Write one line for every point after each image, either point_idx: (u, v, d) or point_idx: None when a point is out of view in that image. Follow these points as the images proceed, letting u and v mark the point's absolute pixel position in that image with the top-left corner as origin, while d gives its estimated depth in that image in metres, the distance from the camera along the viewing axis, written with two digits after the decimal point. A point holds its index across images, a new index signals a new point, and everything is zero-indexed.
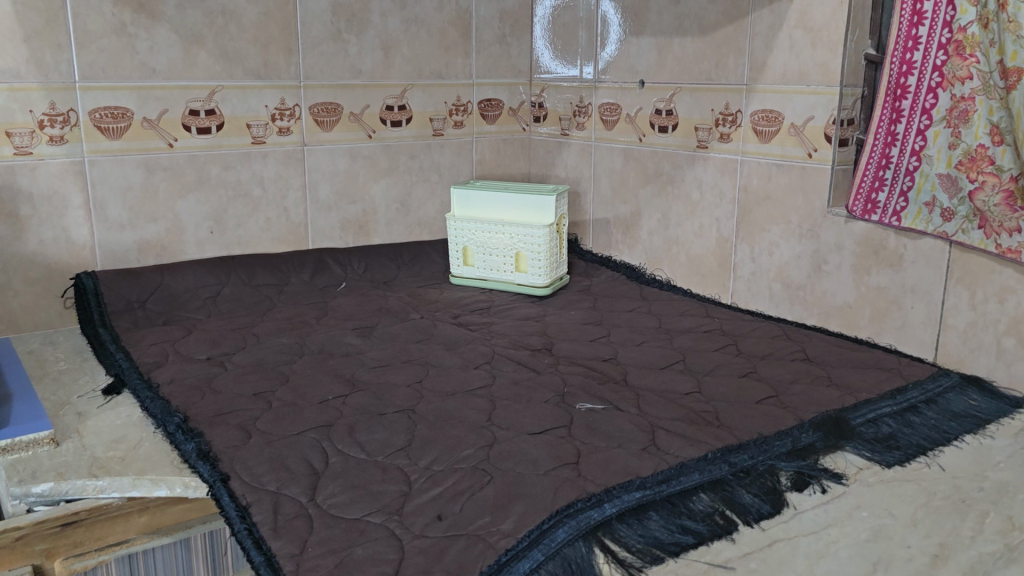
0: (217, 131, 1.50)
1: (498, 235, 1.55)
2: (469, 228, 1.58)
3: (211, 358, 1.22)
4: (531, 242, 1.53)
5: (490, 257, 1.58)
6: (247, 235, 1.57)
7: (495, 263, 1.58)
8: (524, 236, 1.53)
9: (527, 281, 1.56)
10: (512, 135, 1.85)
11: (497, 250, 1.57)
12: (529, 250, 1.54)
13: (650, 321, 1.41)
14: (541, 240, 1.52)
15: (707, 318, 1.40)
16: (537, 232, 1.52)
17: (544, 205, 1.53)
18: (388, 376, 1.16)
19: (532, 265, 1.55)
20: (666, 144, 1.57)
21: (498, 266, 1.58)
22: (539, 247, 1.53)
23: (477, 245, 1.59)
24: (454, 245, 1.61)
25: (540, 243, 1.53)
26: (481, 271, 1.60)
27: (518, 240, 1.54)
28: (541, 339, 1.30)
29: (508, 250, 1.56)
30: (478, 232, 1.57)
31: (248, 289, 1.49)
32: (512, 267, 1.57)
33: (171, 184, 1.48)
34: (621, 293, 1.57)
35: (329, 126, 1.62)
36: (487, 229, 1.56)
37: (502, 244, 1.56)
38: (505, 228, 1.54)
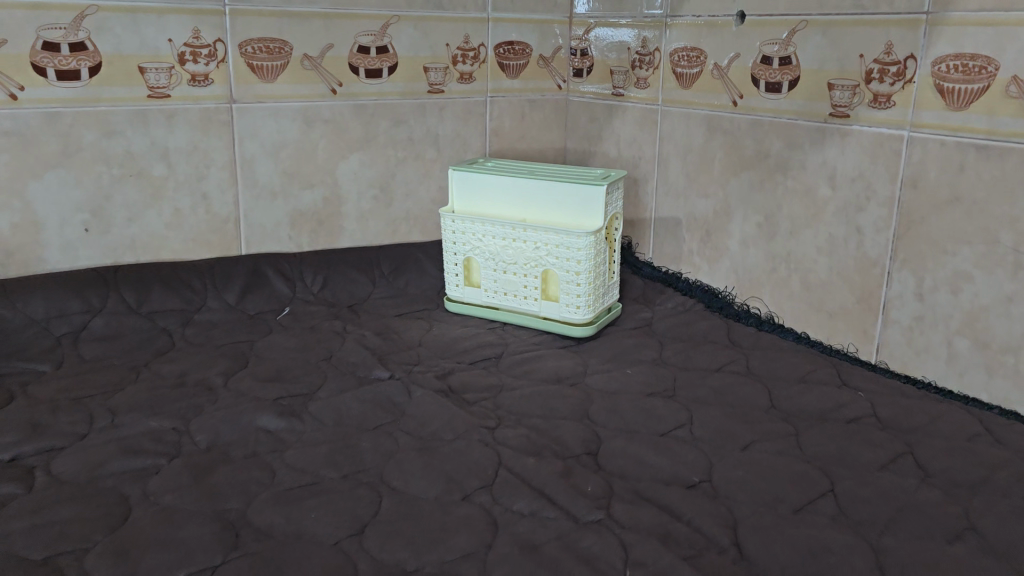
0: (90, 78, 0.98)
1: (517, 242, 1.03)
2: (472, 230, 1.06)
3: (14, 463, 0.72)
4: (569, 255, 1.00)
5: (503, 276, 1.06)
6: (145, 235, 1.06)
7: (510, 284, 1.05)
8: (559, 245, 1.00)
9: (559, 314, 1.04)
10: (542, 95, 1.31)
11: (514, 265, 1.04)
12: (564, 268, 1.01)
13: (754, 397, 0.88)
14: (585, 252, 0.99)
15: (847, 396, 0.87)
16: (578, 239, 0.99)
17: (594, 199, 1.01)
18: (304, 521, 0.64)
19: (567, 291, 1.02)
20: (778, 110, 1.02)
21: (514, 289, 1.05)
22: (580, 264, 1.00)
23: (484, 257, 1.06)
24: (448, 255, 1.09)
25: (583, 258, 1.00)
26: (489, 296, 1.08)
27: (548, 250, 1.01)
28: (579, 434, 0.78)
29: (532, 266, 1.03)
30: (485, 237, 1.05)
31: (134, 320, 0.99)
32: (536, 291, 1.04)
33: (17, 157, 0.96)
34: (699, 337, 1.04)
35: (271, 75, 1.09)
36: (499, 232, 1.04)
37: (523, 255, 1.03)
38: (527, 231, 1.02)
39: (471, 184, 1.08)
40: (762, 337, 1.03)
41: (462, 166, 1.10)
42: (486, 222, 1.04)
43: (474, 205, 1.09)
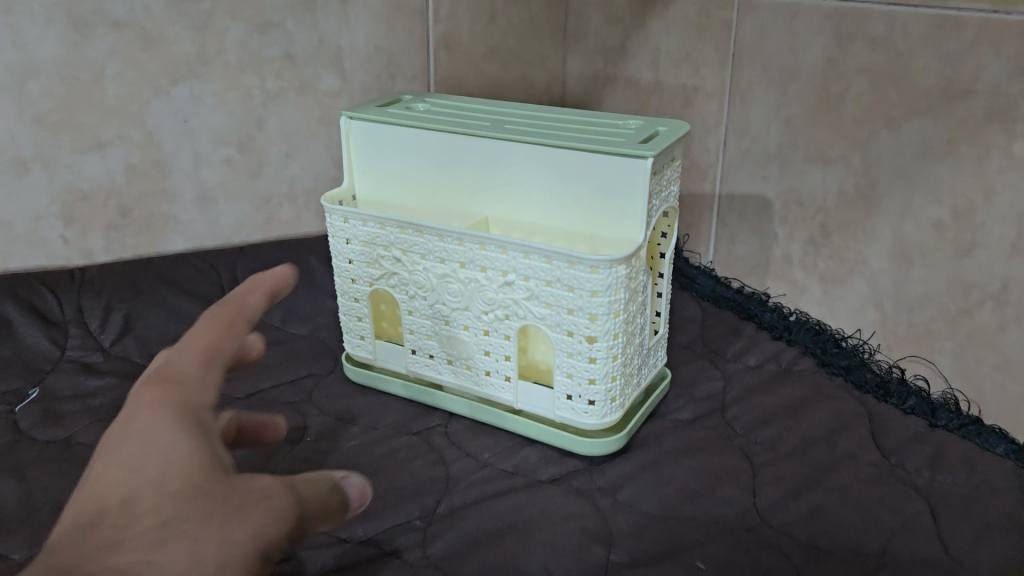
0: None
1: (469, 268, 0.51)
2: (383, 239, 0.54)
3: None
4: (572, 303, 0.49)
5: (445, 329, 0.55)
6: None
7: (458, 344, 0.55)
8: (552, 281, 0.49)
9: (551, 409, 0.53)
10: None
11: (466, 311, 0.53)
12: (561, 325, 0.50)
13: None
14: (606, 299, 0.48)
15: None
16: (592, 273, 0.47)
17: (626, 183, 0.49)
18: None
19: (568, 370, 0.51)
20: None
21: (467, 355, 0.55)
22: (595, 320, 0.49)
23: (408, 291, 0.55)
24: (345, 281, 0.58)
25: (600, 310, 0.48)
26: (421, 361, 0.57)
27: (528, 288, 0.50)
28: None
29: (498, 315, 0.52)
30: (408, 254, 0.53)
31: None
32: (507, 362, 0.53)
33: None
34: (820, 449, 0.54)
35: None
36: (434, 246, 0.52)
37: (481, 295, 0.52)
38: (489, 251, 0.50)
39: (389, 145, 0.57)
40: (944, 451, 0.53)
41: (373, 108, 0.58)
42: (409, 226, 0.52)
43: (396, 185, 0.58)
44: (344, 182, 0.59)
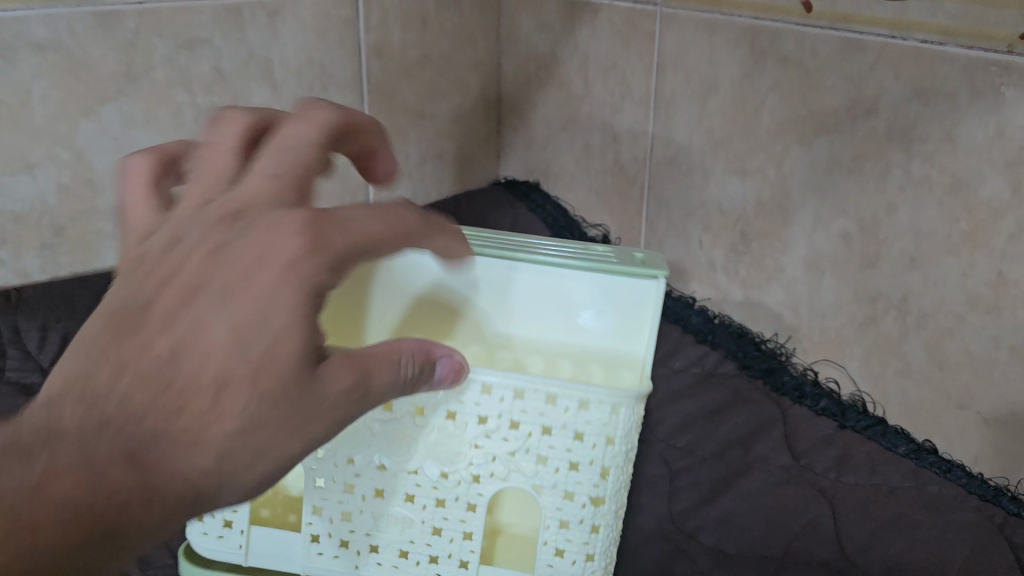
0: None
1: (423, 421, 0.41)
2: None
3: None
4: (557, 457, 0.40)
5: (385, 504, 0.42)
6: None
7: (407, 524, 0.42)
8: (536, 431, 0.40)
9: (532, 573, 0.43)
10: None
11: (414, 478, 0.41)
12: (540, 484, 0.41)
13: None
14: (604, 447, 0.40)
15: None
16: (582, 410, 0.39)
17: (627, 297, 0.47)
18: None
19: (553, 541, 0.41)
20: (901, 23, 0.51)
21: (415, 534, 0.42)
22: (581, 473, 0.40)
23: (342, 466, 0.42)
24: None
25: (588, 460, 0.40)
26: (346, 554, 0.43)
27: (497, 447, 0.40)
28: None
29: (459, 479, 0.41)
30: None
31: None
32: (467, 541, 0.42)
33: None
34: (734, 453, 0.57)
35: None
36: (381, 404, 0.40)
37: (440, 459, 0.41)
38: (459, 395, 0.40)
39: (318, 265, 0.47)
40: (849, 453, 0.56)
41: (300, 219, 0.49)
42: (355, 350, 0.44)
43: None
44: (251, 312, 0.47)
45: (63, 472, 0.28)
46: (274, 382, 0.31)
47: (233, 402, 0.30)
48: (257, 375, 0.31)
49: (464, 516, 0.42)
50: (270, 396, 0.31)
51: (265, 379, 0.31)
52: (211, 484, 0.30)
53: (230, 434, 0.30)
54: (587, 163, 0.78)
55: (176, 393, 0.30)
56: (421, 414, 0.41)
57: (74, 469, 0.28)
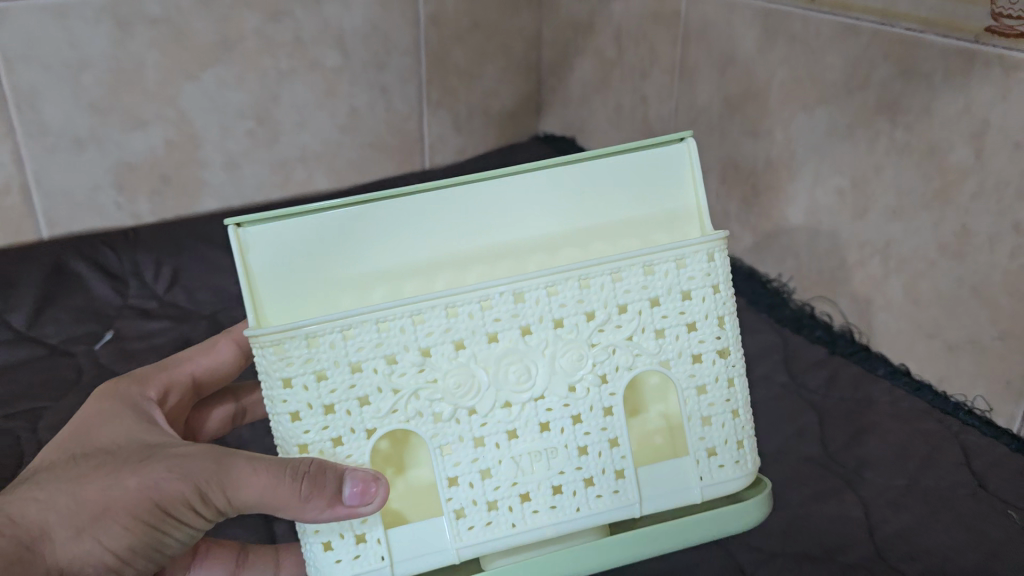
0: None
1: (496, 343, 0.40)
2: (386, 344, 0.39)
3: None
4: (674, 325, 0.42)
5: (493, 449, 0.41)
6: None
7: (538, 458, 0.41)
8: (645, 307, 0.41)
9: (693, 483, 0.43)
10: None
11: (503, 408, 0.41)
12: (668, 360, 0.42)
13: (847, 529, 0.53)
14: (713, 296, 0.42)
15: (995, 532, 0.53)
16: (681, 267, 0.41)
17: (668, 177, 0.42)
18: None
19: (699, 413, 0.43)
20: (892, 11, 0.61)
21: (540, 476, 0.41)
22: (700, 333, 0.42)
23: (429, 413, 0.40)
24: (294, 438, 0.40)
25: (707, 315, 0.42)
26: (458, 526, 0.41)
27: (614, 336, 0.41)
28: None
29: (588, 387, 0.41)
30: (401, 355, 0.39)
31: None
32: (615, 450, 0.42)
33: None
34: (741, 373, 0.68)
35: None
36: (406, 335, 0.39)
37: (510, 382, 0.40)
38: (489, 307, 0.40)
39: (317, 237, 0.39)
40: (838, 373, 0.67)
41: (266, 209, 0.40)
42: (398, 306, 0.39)
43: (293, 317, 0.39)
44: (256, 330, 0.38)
45: (61, 500, 0.42)
46: (210, 473, 0.43)
47: (166, 470, 0.43)
48: (203, 448, 0.44)
49: (604, 424, 0.42)
50: (201, 488, 0.43)
51: (198, 474, 0.43)
52: (148, 537, 0.44)
53: (154, 501, 0.43)
54: (618, 122, 0.88)
55: (118, 479, 0.43)
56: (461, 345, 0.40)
57: (35, 500, 0.42)
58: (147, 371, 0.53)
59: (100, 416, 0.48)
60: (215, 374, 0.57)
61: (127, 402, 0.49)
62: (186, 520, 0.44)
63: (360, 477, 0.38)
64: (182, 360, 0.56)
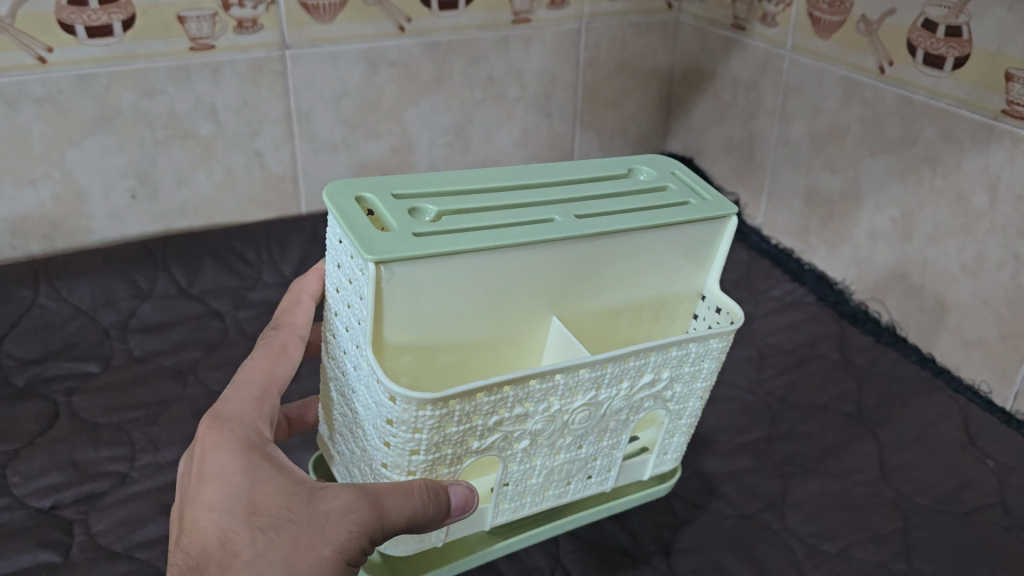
0: (123, 32, 0.86)
1: (577, 398, 0.53)
2: (502, 404, 0.50)
3: (54, 512, 0.69)
4: (688, 378, 0.59)
5: (542, 463, 0.57)
6: (195, 200, 0.98)
7: (570, 464, 0.58)
8: (677, 369, 0.57)
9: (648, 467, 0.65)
10: (649, 18, 1.11)
11: (562, 436, 0.56)
12: (671, 400, 0.60)
13: (862, 461, 0.76)
14: (717, 363, 0.60)
15: (971, 469, 0.75)
16: (712, 345, 0.57)
17: (703, 246, 0.61)
18: None
19: (671, 429, 0.63)
20: (936, 91, 0.82)
21: (564, 474, 0.59)
22: (700, 383, 0.60)
23: (513, 442, 0.54)
24: (399, 457, 0.51)
25: (709, 374, 0.60)
26: (497, 507, 0.58)
27: (650, 390, 0.57)
28: (650, 513, 0.71)
29: (619, 419, 0.58)
30: (510, 410, 0.51)
31: (183, 302, 0.92)
32: (615, 453, 0.60)
33: (56, 127, 0.87)
34: (804, 348, 0.91)
35: (328, 14, 0.93)
36: (516, 398, 0.51)
37: (574, 424, 0.55)
38: (584, 377, 0.52)
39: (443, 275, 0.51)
40: (878, 356, 0.89)
41: (407, 242, 0.49)
42: (525, 382, 0.50)
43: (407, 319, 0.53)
44: (419, 398, 0.46)
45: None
46: (379, 525, 0.48)
47: (347, 532, 0.48)
48: (362, 496, 0.49)
49: (616, 441, 0.59)
50: (375, 537, 0.49)
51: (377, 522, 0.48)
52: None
53: (345, 561, 0.48)
54: (728, 148, 1.12)
55: (314, 553, 0.48)
56: (550, 403, 0.53)
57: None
58: (243, 413, 0.54)
59: (238, 472, 0.50)
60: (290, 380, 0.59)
61: (257, 452, 0.52)
62: (361, 559, 0.50)
63: (461, 494, 0.52)
64: (263, 378, 0.57)
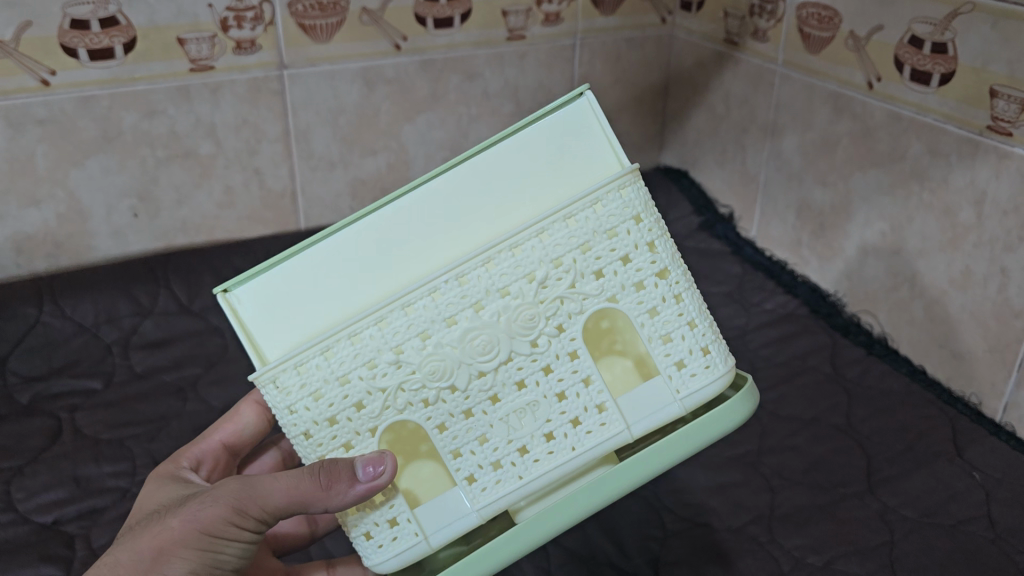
0: (125, 55, 0.87)
1: (455, 325, 0.50)
2: (362, 353, 0.49)
3: (56, 527, 0.70)
4: (608, 262, 0.50)
5: (481, 416, 0.52)
6: (196, 217, 1.00)
7: (525, 414, 0.52)
8: (577, 254, 0.50)
9: (672, 399, 0.53)
10: (642, 33, 1.12)
11: (478, 377, 0.51)
12: (614, 294, 0.51)
13: (850, 475, 0.77)
14: (635, 226, 0.51)
15: (957, 483, 0.76)
16: (597, 209, 0.50)
17: (578, 136, 0.52)
18: None
19: (658, 334, 0.52)
20: (923, 105, 0.83)
21: (530, 429, 0.52)
22: (636, 262, 0.51)
23: (419, 398, 0.50)
24: (316, 449, 0.51)
25: (636, 246, 0.51)
26: (474, 489, 0.52)
27: (559, 288, 0.50)
28: (639, 528, 0.72)
29: (548, 338, 0.51)
30: (378, 358, 0.49)
31: (184, 319, 0.94)
32: (590, 387, 0.52)
33: (59, 147, 0.89)
34: (796, 361, 0.92)
35: (325, 35, 0.95)
36: (372, 339, 0.49)
37: (477, 354, 0.50)
38: (440, 298, 0.49)
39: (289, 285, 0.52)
40: (868, 369, 0.90)
41: None
42: (360, 319, 0.49)
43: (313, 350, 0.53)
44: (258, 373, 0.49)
45: (132, 551, 0.52)
46: (235, 493, 0.53)
47: (201, 502, 0.54)
48: (227, 479, 0.55)
49: (573, 367, 0.52)
50: (235, 506, 0.53)
51: (228, 493, 0.53)
52: (210, 555, 0.53)
53: (199, 528, 0.53)
54: (723, 161, 1.13)
55: (169, 521, 0.53)
56: (424, 336, 0.49)
57: (112, 558, 0.53)
58: (178, 453, 0.64)
59: (157, 485, 0.60)
60: (243, 436, 0.67)
61: (166, 475, 0.61)
62: (234, 535, 0.53)
63: (368, 457, 0.49)
64: (213, 430, 0.66)
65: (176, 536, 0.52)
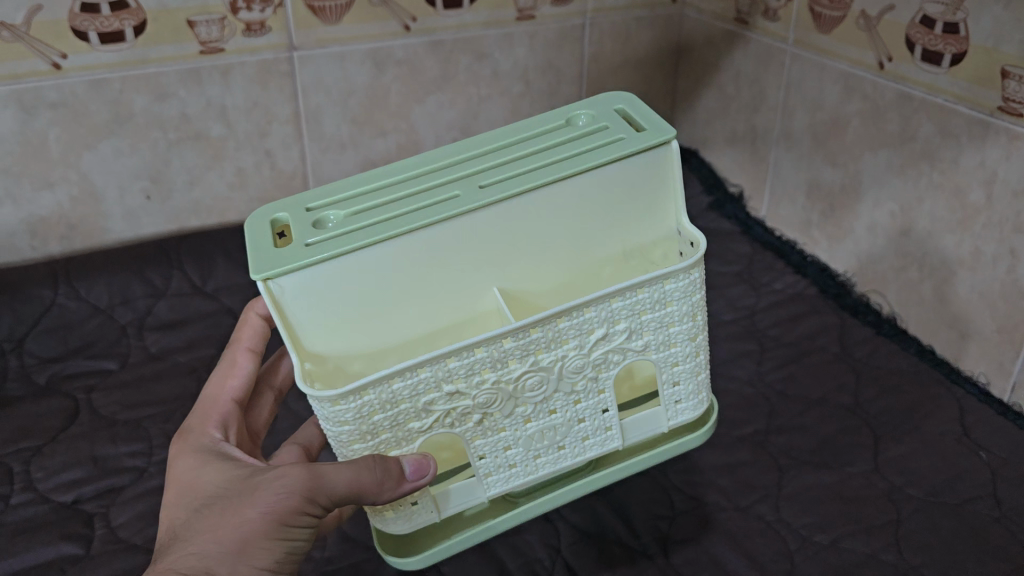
0: (135, 38, 0.88)
1: (514, 367, 0.53)
2: (424, 384, 0.51)
3: (76, 506, 0.72)
4: (658, 326, 0.55)
5: (513, 434, 0.56)
6: (208, 199, 1.00)
7: (548, 432, 0.57)
8: (636, 318, 0.54)
9: (663, 423, 0.60)
10: (652, 12, 1.12)
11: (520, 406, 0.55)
12: (651, 349, 0.56)
13: (857, 454, 0.78)
14: (689, 301, 0.55)
15: (964, 462, 0.76)
16: (667, 284, 0.54)
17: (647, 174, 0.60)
18: None
19: (671, 378, 0.59)
20: (934, 86, 0.82)
21: (549, 443, 0.57)
22: (679, 327, 0.56)
23: (464, 418, 0.54)
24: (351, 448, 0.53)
25: (684, 316, 0.56)
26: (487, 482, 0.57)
27: (613, 343, 0.55)
28: (650, 506, 0.74)
29: (586, 379, 0.56)
30: (439, 389, 0.51)
31: (197, 299, 0.95)
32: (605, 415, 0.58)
33: (72, 130, 0.90)
34: (804, 340, 0.93)
35: (335, 17, 0.94)
36: (438, 374, 0.51)
37: (527, 392, 0.54)
38: (508, 343, 0.51)
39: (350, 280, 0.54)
40: (877, 349, 0.90)
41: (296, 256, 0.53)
42: (433, 359, 0.50)
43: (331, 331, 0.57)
44: (325, 395, 0.48)
45: (216, 546, 0.52)
46: (307, 483, 0.52)
47: (276, 492, 0.53)
48: (290, 464, 0.54)
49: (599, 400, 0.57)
50: (309, 496, 0.53)
51: (301, 484, 0.53)
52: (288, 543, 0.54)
53: (277, 520, 0.52)
54: (733, 141, 1.13)
55: (244, 513, 0.53)
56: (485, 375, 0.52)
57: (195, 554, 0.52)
58: (195, 424, 0.62)
59: (201, 459, 0.58)
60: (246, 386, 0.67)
61: (209, 450, 0.59)
62: (307, 520, 0.54)
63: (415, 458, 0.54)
64: (214, 383, 0.66)
65: (259, 530, 0.52)
